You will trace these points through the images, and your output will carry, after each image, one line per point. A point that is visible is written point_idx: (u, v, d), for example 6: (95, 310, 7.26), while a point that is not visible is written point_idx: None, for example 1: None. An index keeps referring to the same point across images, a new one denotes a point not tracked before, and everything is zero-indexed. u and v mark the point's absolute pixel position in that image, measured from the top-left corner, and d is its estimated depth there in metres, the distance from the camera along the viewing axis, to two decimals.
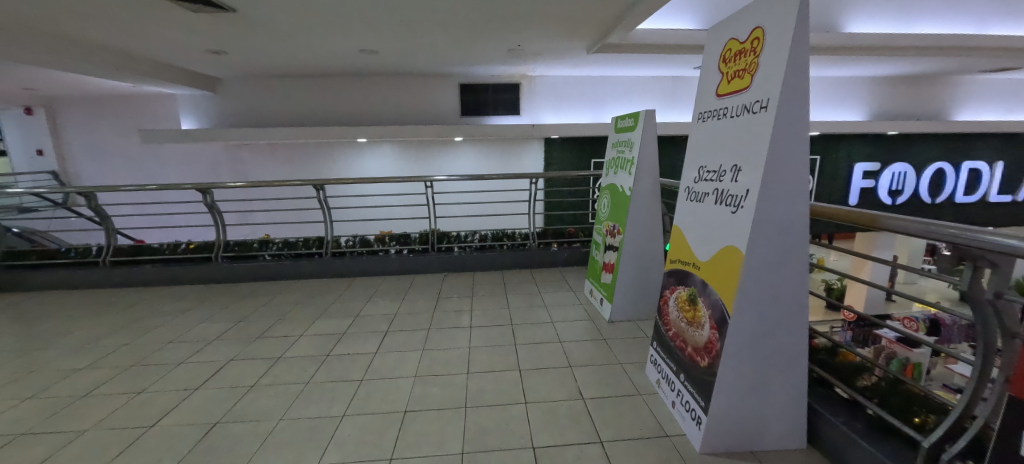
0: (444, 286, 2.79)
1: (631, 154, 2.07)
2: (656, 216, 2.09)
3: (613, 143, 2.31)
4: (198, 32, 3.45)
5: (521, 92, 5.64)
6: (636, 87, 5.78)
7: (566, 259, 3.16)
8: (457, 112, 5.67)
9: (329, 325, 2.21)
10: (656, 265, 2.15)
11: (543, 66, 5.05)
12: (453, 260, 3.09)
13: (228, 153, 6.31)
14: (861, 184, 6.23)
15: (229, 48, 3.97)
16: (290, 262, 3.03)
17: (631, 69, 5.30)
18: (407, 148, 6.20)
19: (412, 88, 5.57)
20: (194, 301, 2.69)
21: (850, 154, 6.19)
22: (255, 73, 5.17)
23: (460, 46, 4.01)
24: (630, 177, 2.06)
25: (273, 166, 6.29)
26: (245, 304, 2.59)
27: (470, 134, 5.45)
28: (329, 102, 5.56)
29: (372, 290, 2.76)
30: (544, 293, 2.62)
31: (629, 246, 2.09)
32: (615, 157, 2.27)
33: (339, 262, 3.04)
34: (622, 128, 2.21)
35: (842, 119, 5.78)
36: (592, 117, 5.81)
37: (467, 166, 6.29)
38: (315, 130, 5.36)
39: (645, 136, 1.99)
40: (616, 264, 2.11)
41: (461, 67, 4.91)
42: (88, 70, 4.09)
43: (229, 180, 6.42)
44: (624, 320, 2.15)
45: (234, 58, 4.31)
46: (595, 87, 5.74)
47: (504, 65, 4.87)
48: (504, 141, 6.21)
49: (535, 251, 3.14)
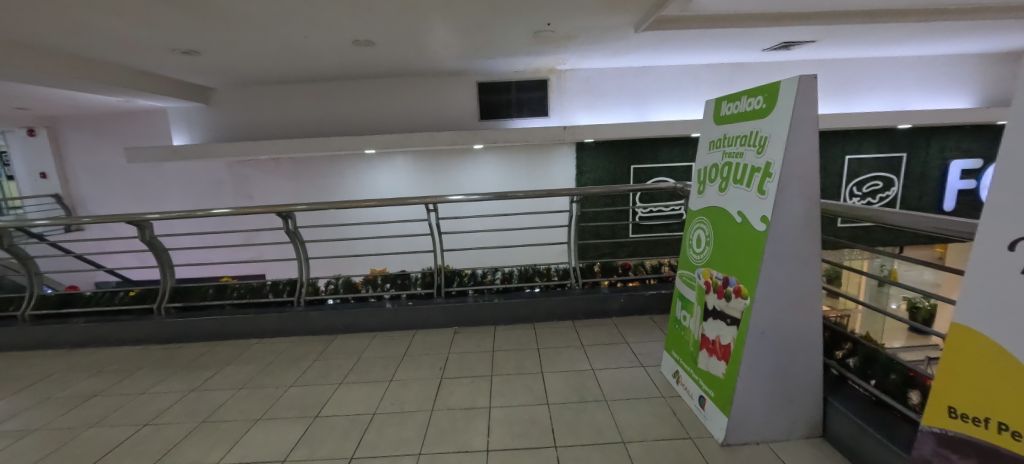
0: (452, 355, 1.95)
1: (760, 157, 1.17)
2: (810, 268, 1.17)
3: (715, 143, 1.43)
4: (153, 24, 2.79)
5: (550, 89, 4.81)
6: (686, 78, 4.86)
7: (623, 306, 2.28)
8: (475, 114, 4.88)
9: (264, 441, 1.42)
10: (807, 351, 1.22)
11: (576, 55, 4.21)
12: (469, 311, 2.25)
13: (231, 170, 5.81)
14: (959, 185, 5.00)
15: (206, 48, 3.35)
16: (253, 314, 2.29)
17: (683, 55, 4.41)
18: (422, 160, 5.48)
19: (423, 88, 4.83)
20: (116, 377, 1.97)
21: (942, 150, 4.97)
22: (250, 80, 4.58)
23: (475, 29, 3.20)
24: (761, 200, 1.15)
25: (278, 182, 5.73)
26: (177, 384, 1.86)
27: (490, 140, 4.62)
28: (331, 111, 4.89)
29: (352, 361, 1.95)
30: (598, 370, 1.75)
31: (760, 319, 1.18)
32: (721, 165, 1.37)
33: (315, 315, 2.26)
34: (737, 114, 1.31)
35: (938, 108, 4.79)
36: (634, 117, 4.94)
37: (489, 178, 5.51)
38: (315, 141, 4.69)
39: (797, 122, 1.08)
40: (736, 349, 1.21)
41: (478, 60, 4.12)
42: (51, 81, 3.54)
43: (232, 199, 5.91)
44: (747, 443, 1.26)
45: (211, 62, 3.68)
46: (636, 80, 4.85)
47: (530, 56, 4.07)
48: (530, 148, 5.40)
49: (578, 297, 2.26)
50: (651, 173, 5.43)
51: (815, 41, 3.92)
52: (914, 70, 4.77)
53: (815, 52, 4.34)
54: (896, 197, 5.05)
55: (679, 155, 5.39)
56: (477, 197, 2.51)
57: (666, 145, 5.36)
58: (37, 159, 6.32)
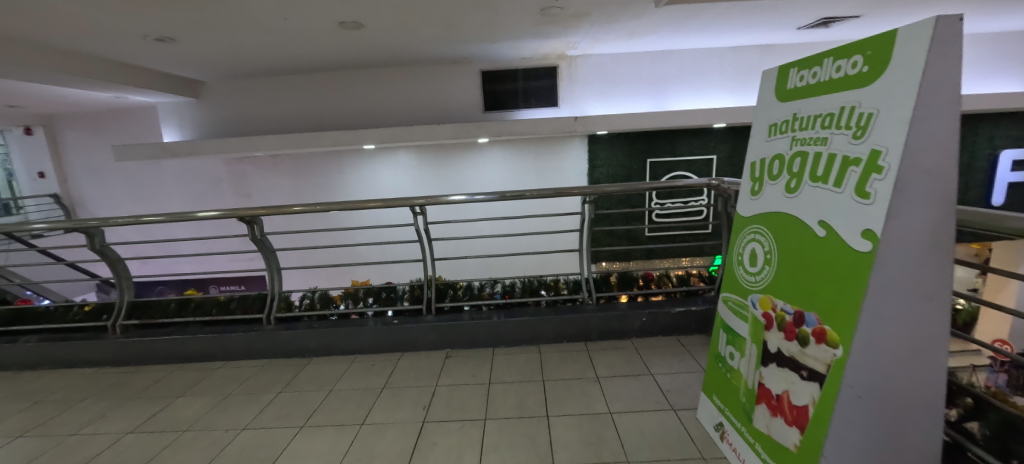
0: (439, 390, 1.61)
1: (861, 144, 0.81)
2: (934, 305, 0.80)
3: (779, 127, 1.07)
4: (115, 7, 2.50)
5: (560, 77, 4.43)
6: (709, 62, 4.43)
7: (644, 325, 1.93)
8: (479, 106, 4.54)
9: None
10: (923, 421, 0.85)
11: (587, 38, 3.82)
12: (463, 331, 1.92)
13: (229, 168, 5.59)
14: (1010, 177, 4.41)
15: (184, 35, 3.08)
16: (217, 333, 1.99)
17: (706, 36, 3.98)
18: (424, 154, 5.15)
19: (424, 78, 4.49)
20: (53, 411, 1.70)
21: (992, 138, 4.40)
22: (240, 72, 4.31)
23: (473, 8, 2.84)
24: (862, 206, 0.79)
25: (276, 179, 5.48)
26: (115, 424, 1.57)
27: (494, 133, 4.27)
28: (325, 104, 4.59)
29: (321, 396, 1.63)
30: (617, 414, 1.41)
31: (857, 376, 0.82)
32: (788, 156, 1.01)
33: (286, 335, 1.96)
34: (817, 86, 0.95)
35: (989, 91, 4.24)
36: (651, 106, 4.53)
37: (494, 173, 5.16)
38: (309, 136, 4.40)
39: (928, 91, 0.72)
40: (820, 417, 0.85)
41: (480, 45, 3.76)
42: (23, 74, 3.30)
43: (230, 197, 5.69)
44: None
45: (190, 50, 3.39)
46: (654, 65, 4.44)
47: (537, 40, 3.70)
48: (538, 140, 5.03)
49: (592, 315, 1.91)
50: (668, 167, 5.02)
51: (860, 16, 3.46)
52: (971, 48, 4.22)
53: (858, 29, 3.86)
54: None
55: (698, 147, 4.96)
56: (474, 198, 2.16)
57: (685, 136, 4.94)
58: (37, 158, 6.19)
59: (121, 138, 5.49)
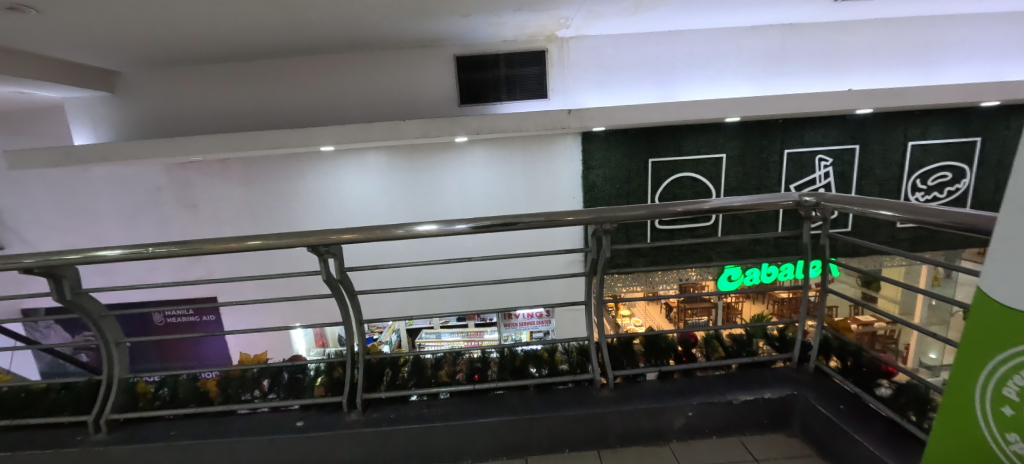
0: None
1: None
2: None
3: None
4: None
5: (550, 63, 3.74)
6: (723, 45, 3.78)
7: (687, 423, 1.23)
8: (454, 98, 3.81)
9: None
10: None
11: (583, 13, 3.12)
12: (404, 440, 1.21)
13: (171, 174, 4.49)
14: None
15: (49, 5, 2.27)
16: (14, 451, 1.25)
17: (724, 12, 3.31)
18: (396, 154, 4.37)
19: (387, 66, 3.76)
20: None
21: (1009, 124, 4.47)
22: (164, 58, 3.50)
23: None
24: None
25: (227, 186, 4.49)
26: None
27: (473, 130, 3.54)
28: (268, 98, 3.82)
29: None
30: None
31: None
32: None
33: (124, 450, 1.23)
34: None
35: (1005, 76, 3.97)
36: (657, 95, 3.85)
37: (476, 177, 4.42)
38: (247, 136, 3.60)
39: None
40: None
41: (452, 21, 3.04)
42: None
43: (174, 210, 4.57)
44: None
45: (68, 26, 2.57)
46: (660, 47, 3.77)
47: (521, 14, 2.98)
48: (526, 138, 4.33)
49: (606, 410, 1.21)
50: (674, 168, 4.35)
51: None
52: (989, 29, 3.91)
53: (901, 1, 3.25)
54: (967, 189, 4.64)
55: (707, 144, 4.31)
56: (457, 228, 1.25)
57: (692, 132, 4.28)
58: None
59: (34, 140, 4.59)
